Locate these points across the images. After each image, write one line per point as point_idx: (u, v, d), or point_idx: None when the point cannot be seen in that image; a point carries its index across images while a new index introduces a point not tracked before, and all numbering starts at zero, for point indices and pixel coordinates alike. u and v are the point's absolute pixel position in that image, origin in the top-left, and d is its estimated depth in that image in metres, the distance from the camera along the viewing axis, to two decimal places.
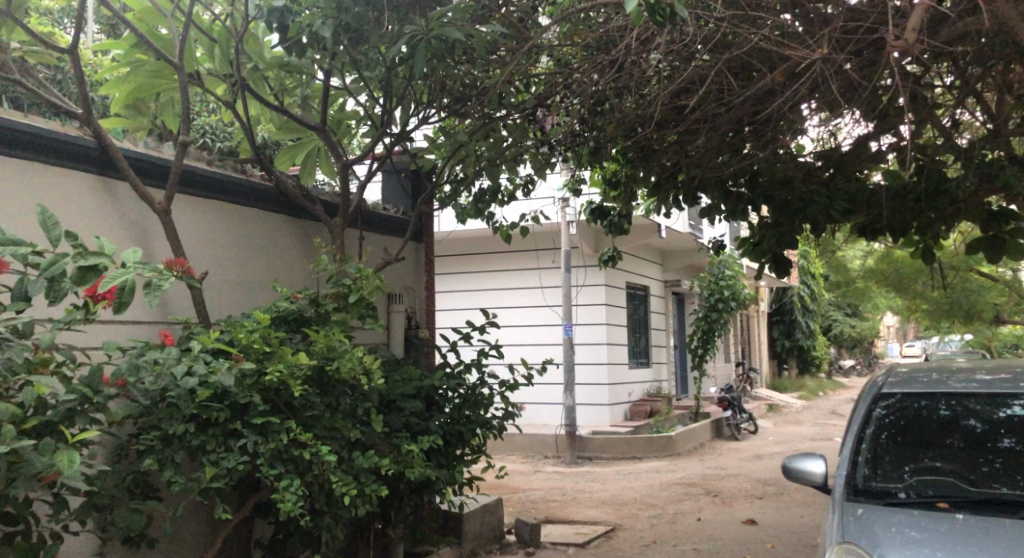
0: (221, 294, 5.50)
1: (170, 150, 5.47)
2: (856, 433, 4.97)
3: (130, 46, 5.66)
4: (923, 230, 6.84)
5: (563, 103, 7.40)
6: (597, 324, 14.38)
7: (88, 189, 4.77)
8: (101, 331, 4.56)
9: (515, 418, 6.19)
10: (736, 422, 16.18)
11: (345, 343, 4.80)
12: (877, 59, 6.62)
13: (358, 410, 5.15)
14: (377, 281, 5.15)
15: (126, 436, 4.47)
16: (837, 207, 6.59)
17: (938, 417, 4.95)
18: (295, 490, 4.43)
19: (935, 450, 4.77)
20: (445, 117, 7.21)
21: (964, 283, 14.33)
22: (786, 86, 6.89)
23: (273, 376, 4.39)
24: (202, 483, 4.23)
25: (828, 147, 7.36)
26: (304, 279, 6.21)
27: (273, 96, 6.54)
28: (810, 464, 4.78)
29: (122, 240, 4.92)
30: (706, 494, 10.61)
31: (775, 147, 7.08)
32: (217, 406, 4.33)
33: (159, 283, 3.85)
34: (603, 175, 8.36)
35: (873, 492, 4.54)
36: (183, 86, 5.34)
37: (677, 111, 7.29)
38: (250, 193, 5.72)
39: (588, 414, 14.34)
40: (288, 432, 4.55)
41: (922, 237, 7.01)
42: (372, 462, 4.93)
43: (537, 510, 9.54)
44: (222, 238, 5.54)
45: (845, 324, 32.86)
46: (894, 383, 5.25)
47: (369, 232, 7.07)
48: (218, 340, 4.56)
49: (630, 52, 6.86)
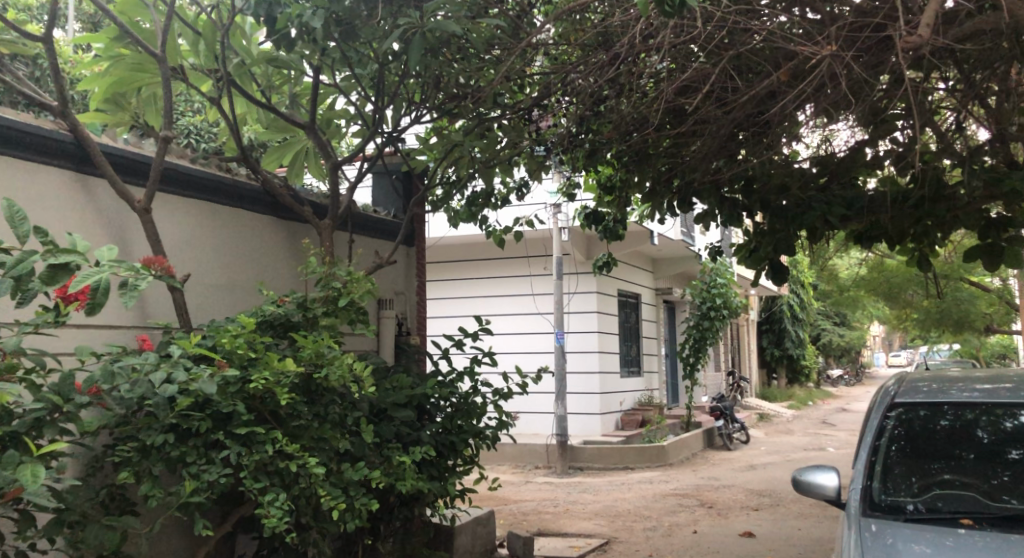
0: (205, 297, 5.26)
1: (151, 145, 5.24)
2: (867, 446, 4.76)
3: (111, 38, 5.31)
4: (920, 238, 6.69)
5: (559, 104, 7.24)
6: (588, 332, 14.17)
7: (62, 186, 4.53)
8: (75, 336, 4.31)
9: (509, 427, 5.94)
10: (728, 432, 15.99)
11: (334, 349, 4.57)
12: (884, 60, 6.42)
13: (346, 420, 4.89)
14: (368, 285, 4.92)
15: (102, 448, 4.23)
16: (835, 213, 6.22)
17: (944, 427, 4.76)
18: (280, 504, 4.17)
19: (947, 462, 4.57)
20: (437, 118, 6.98)
21: (955, 293, 14.22)
22: (788, 88, 6.71)
23: (258, 383, 4.19)
24: (182, 498, 3.98)
25: (824, 154, 7.09)
26: (291, 282, 5.97)
27: (260, 93, 6.32)
28: (820, 477, 4.57)
29: (99, 241, 4.68)
30: (700, 505, 10.41)
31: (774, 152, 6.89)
32: (199, 415, 4.10)
33: (136, 282, 3.59)
34: (598, 180, 8.15)
35: (884, 506, 4.33)
36: (166, 80, 5.09)
37: (676, 113, 7.10)
38: (236, 192, 5.50)
39: (579, 424, 14.12)
40: (273, 443, 4.31)
41: (918, 245, 6.86)
42: (362, 474, 4.67)
43: (530, 522, 9.31)
44: (207, 240, 5.31)
45: (834, 334, 32.78)
46: (902, 393, 5.05)
47: (359, 234, 6.83)
48: (200, 346, 4.36)
49: (631, 50, 6.61)
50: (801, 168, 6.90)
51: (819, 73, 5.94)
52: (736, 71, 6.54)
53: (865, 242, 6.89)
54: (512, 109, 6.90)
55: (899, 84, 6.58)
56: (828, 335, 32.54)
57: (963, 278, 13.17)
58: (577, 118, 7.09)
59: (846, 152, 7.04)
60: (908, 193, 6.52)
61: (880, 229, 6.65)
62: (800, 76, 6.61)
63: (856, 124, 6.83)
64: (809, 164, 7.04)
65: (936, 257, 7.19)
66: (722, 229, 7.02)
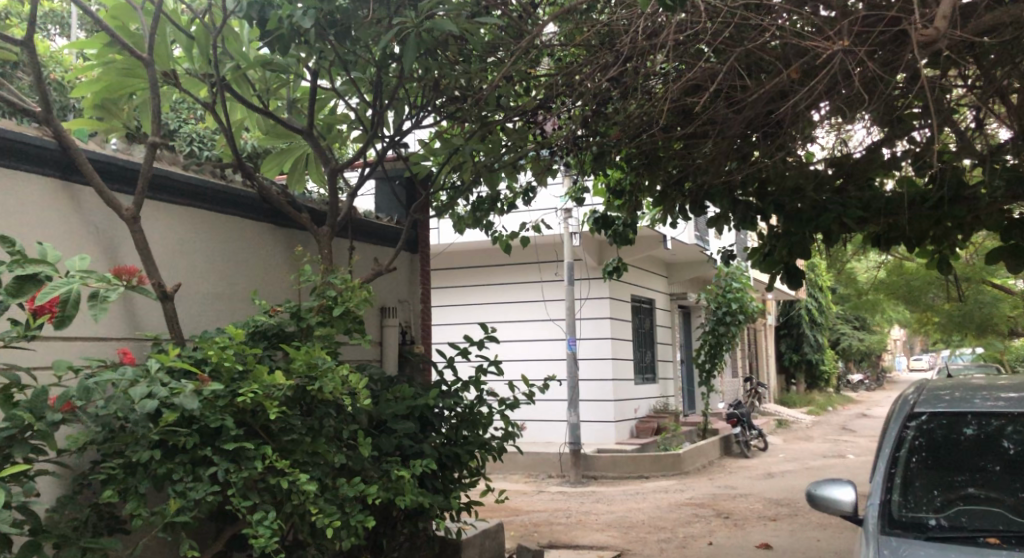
0: (197, 307, 5.12)
1: (141, 152, 5.14)
2: (885, 457, 4.53)
3: (103, 44, 5.23)
4: (940, 240, 6.47)
5: (565, 105, 7.03)
6: (601, 339, 13.96)
7: (46, 194, 4.38)
8: (54, 349, 4.21)
9: (515, 438, 5.74)
10: (745, 439, 15.73)
11: (328, 361, 4.41)
12: (900, 56, 6.21)
13: (343, 433, 4.71)
14: (365, 293, 4.75)
15: (87, 464, 4.08)
16: (851, 214, 6.14)
17: (966, 438, 4.53)
18: (270, 523, 4.01)
19: (971, 475, 4.35)
20: (441, 121, 6.83)
21: (977, 296, 13.91)
22: (800, 84, 6.50)
23: (246, 397, 4.04)
24: (167, 517, 3.84)
25: (840, 154, 6.86)
26: (285, 291, 5.81)
27: (256, 97, 6.16)
28: (837, 491, 4.33)
29: (88, 251, 4.55)
30: (716, 516, 10.17)
31: (785, 152, 6.70)
32: (185, 431, 3.95)
33: (106, 294, 3.61)
34: (608, 183, 7.95)
35: (905, 523, 4.11)
36: (155, 85, 4.96)
37: (684, 114, 6.90)
38: (229, 198, 5.36)
39: (592, 431, 13.91)
40: (263, 459, 4.15)
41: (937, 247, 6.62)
42: (359, 489, 4.49)
43: (541, 534, 9.12)
44: (198, 249, 5.17)
45: (854, 338, 32.32)
46: (924, 401, 4.83)
47: (359, 241, 6.68)
48: (186, 360, 4.23)
49: (637, 48, 6.41)
50: (814, 169, 6.68)
51: (833, 70, 5.71)
52: (746, 69, 6.34)
53: (881, 246, 6.67)
54: (516, 113, 6.74)
55: (915, 82, 6.36)
56: (847, 339, 32.06)
57: (985, 280, 12.88)
58: (583, 120, 6.89)
59: (862, 153, 6.80)
60: (926, 193, 6.30)
61: (898, 230, 6.47)
62: (813, 74, 6.40)
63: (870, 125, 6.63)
64: (823, 166, 6.83)
65: (956, 259, 6.96)
66: (734, 232, 6.82)
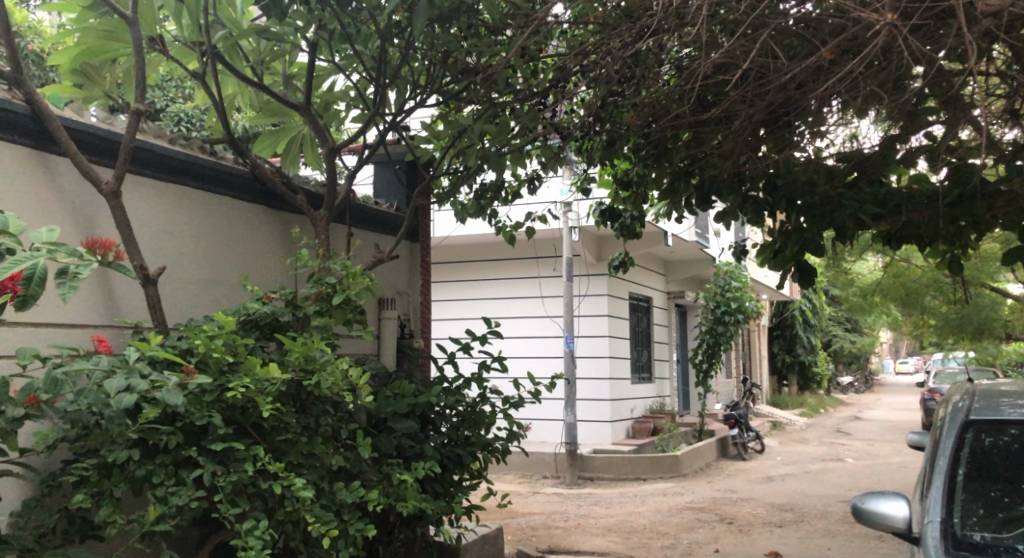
0: (183, 293, 4.72)
1: (124, 124, 4.70)
2: (940, 473, 4.09)
3: (84, 8, 4.81)
4: (954, 240, 6.11)
5: (577, 87, 6.61)
6: (598, 337, 13.59)
7: (16, 165, 3.96)
8: (18, 336, 3.81)
9: (520, 439, 5.23)
10: (743, 441, 15.42)
11: (326, 354, 4.00)
12: (941, 38, 5.87)
13: (341, 433, 4.30)
14: (367, 281, 4.32)
15: (59, 464, 3.70)
16: (868, 210, 5.63)
17: (1017, 451, 4.14)
18: (261, 533, 3.60)
19: (1017, 488, 4.00)
20: (445, 102, 6.48)
21: (977, 299, 13.66)
22: (830, 70, 6.10)
23: (236, 392, 3.65)
24: (145, 525, 3.42)
25: (848, 150, 6.53)
26: (279, 277, 5.40)
27: (250, 71, 5.76)
28: (886, 506, 3.98)
29: (65, 229, 4.13)
30: (719, 521, 9.81)
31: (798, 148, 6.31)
32: (167, 428, 3.55)
33: (76, 270, 3.27)
34: (614, 173, 7.54)
35: (976, 546, 3.74)
36: (139, 48, 4.54)
37: (701, 100, 6.55)
38: (216, 176, 4.93)
39: (588, 431, 13.55)
40: (253, 460, 3.75)
41: (949, 246, 6.20)
42: (358, 495, 4.06)
43: (538, 539, 8.75)
44: (184, 231, 4.75)
45: (845, 340, 32.05)
46: (972, 409, 4.40)
47: (358, 228, 6.30)
48: (169, 349, 3.82)
49: (661, 23, 6.05)
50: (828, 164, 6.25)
51: (877, 45, 5.33)
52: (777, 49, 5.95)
53: (893, 245, 6.25)
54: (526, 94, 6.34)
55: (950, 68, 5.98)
56: (838, 342, 31.89)
57: (990, 282, 12.57)
58: (597, 103, 6.50)
59: (872, 147, 6.41)
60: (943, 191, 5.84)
61: (913, 229, 6.05)
62: (844, 57, 6.04)
63: (887, 117, 6.26)
64: (835, 161, 6.41)
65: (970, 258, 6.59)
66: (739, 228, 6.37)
